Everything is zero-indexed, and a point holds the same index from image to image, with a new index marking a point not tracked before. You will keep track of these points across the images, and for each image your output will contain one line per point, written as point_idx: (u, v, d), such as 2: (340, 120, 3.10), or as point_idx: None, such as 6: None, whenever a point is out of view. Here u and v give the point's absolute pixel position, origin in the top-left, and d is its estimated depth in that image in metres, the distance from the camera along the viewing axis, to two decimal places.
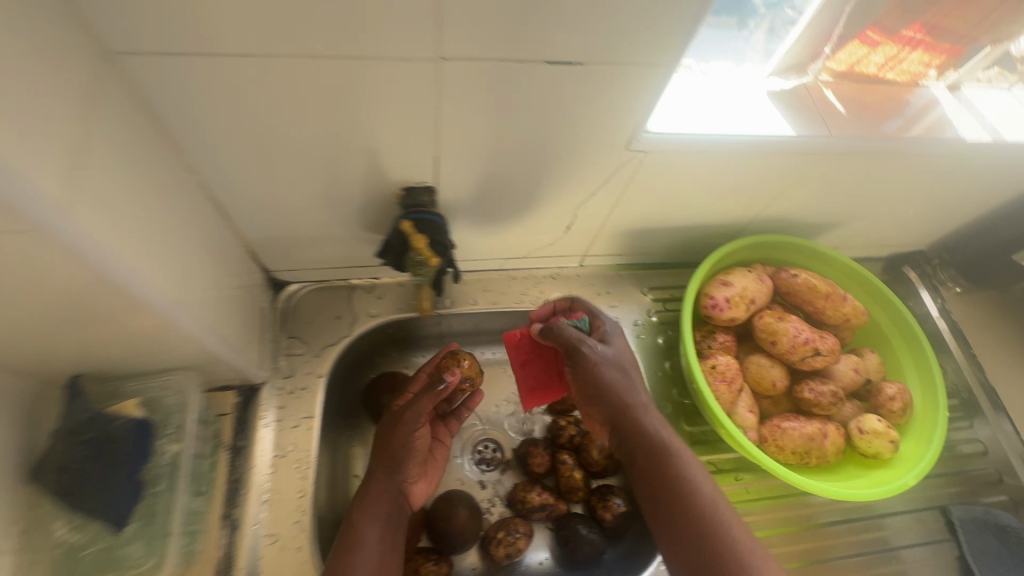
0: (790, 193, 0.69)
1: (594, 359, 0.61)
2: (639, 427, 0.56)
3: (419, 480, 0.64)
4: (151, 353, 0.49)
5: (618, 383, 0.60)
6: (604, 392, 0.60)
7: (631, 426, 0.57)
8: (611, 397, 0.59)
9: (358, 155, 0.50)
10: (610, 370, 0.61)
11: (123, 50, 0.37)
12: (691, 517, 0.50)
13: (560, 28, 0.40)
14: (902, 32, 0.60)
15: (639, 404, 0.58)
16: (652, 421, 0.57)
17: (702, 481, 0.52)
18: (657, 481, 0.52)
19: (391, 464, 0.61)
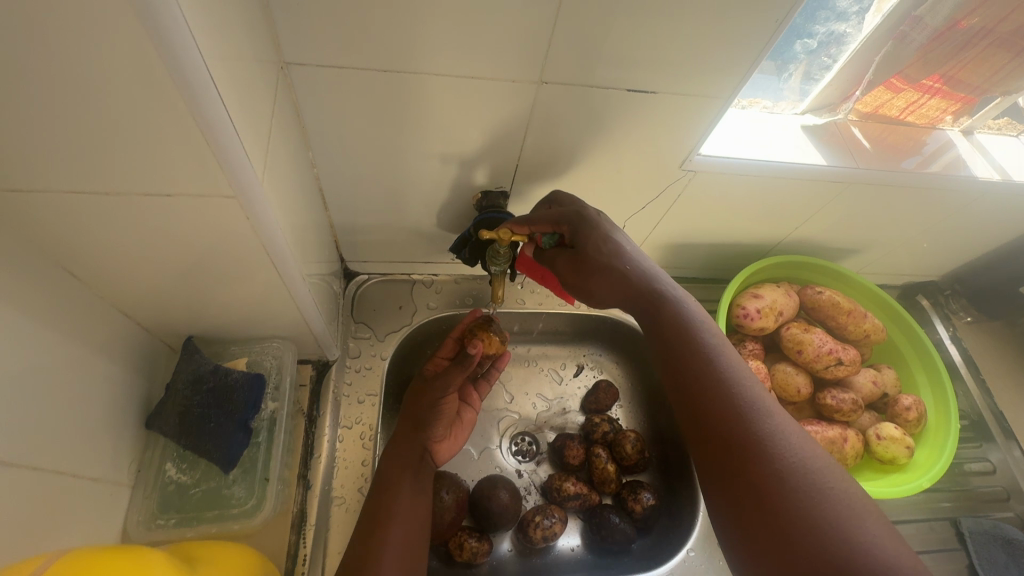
0: (817, 218, 0.76)
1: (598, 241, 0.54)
2: (676, 323, 0.51)
3: (444, 441, 0.66)
4: (262, 319, 0.56)
5: (630, 252, 0.55)
6: (610, 271, 0.54)
7: (662, 314, 0.52)
8: (625, 285, 0.54)
9: (452, 160, 0.59)
10: (630, 259, 0.54)
11: (291, 62, 0.46)
12: (716, 392, 0.45)
13: (642, 62, 0.50)
14: (922, 82, 0.66)
15: (665, 298, 0.53)
16: (687, 310, 0.52)
17: (717, 347, 0.49)
18: (688, 365, 0.48)
19: (419, 425, 0.64)
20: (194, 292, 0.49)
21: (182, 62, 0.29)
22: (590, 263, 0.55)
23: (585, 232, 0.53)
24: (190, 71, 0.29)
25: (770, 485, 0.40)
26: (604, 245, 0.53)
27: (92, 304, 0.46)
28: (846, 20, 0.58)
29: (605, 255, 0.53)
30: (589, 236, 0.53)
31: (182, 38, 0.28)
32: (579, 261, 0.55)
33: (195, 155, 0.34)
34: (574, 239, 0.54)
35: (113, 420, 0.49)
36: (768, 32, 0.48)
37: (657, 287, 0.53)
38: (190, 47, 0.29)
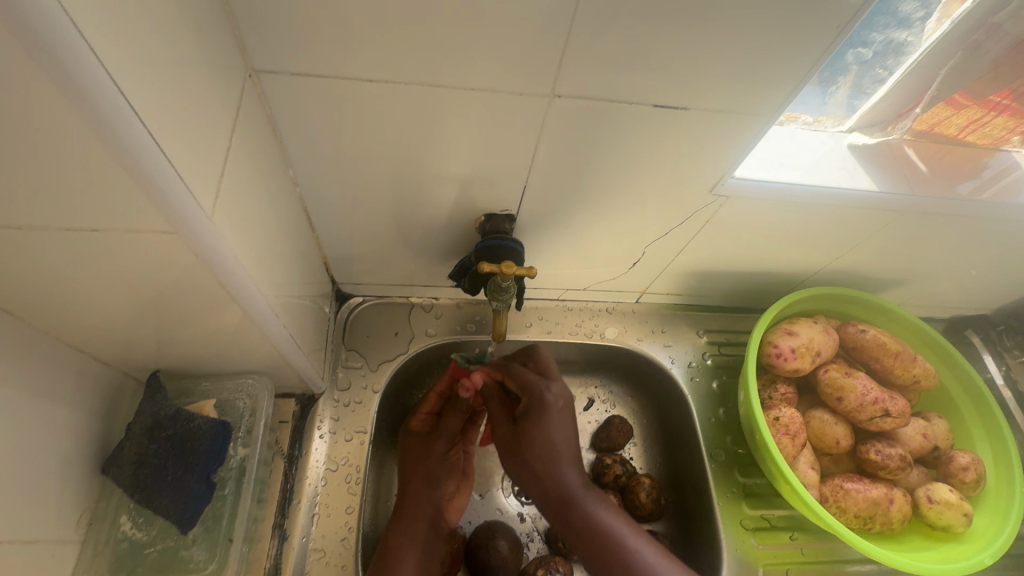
0: (863, 247, 0.68)
1: (552, 419, 0.52)
2: (546, 449, 0.51)
3: (454, 495, 0.62)
4: (234, 354, 0.50)
5: (558, 448, 0.52)
6: (542, 471, 0.51)
7: (576, 516, 0.51)
8: (552, 487, 0.52)
9: (451, 180, 0.52)
10: (561, 440, 0.52)
11: (261, 69, 0.40)
12: (614, 554, 0.50)
13: (674, 74, 0.43)
14: (989, 98, 0.56)
15: (574, 497, 0.51)
16: (607, 520, 0.51)
17: (616, 524, 0.51)
18: (588, 538, 0.51)
19: (427, 484, 0.59)
20: (155, 329, 0.44)
21: (75, 72, 0.23)
22: (524, 443, 0.52)
23: (534, 418, 0.53)
24: (89, 87, 0.23)
25: None
26: (549, 397, 0.53)
27: (34, 341, 0.40)
28: (908, 27, 0.50)
29: (546, 423, 0.52)
30: (537, 423, 0.52)
31: (73, 43, 0.22)
32: (518, 443, 0.53)
33: (116, 187, 0.28)
34: (526, 430, 0.52)
35: (62, 470, 0.44)
36: (820, 39, 0.41)
37: (571, 481, 0.52)
38: (84, 54, 0.23)
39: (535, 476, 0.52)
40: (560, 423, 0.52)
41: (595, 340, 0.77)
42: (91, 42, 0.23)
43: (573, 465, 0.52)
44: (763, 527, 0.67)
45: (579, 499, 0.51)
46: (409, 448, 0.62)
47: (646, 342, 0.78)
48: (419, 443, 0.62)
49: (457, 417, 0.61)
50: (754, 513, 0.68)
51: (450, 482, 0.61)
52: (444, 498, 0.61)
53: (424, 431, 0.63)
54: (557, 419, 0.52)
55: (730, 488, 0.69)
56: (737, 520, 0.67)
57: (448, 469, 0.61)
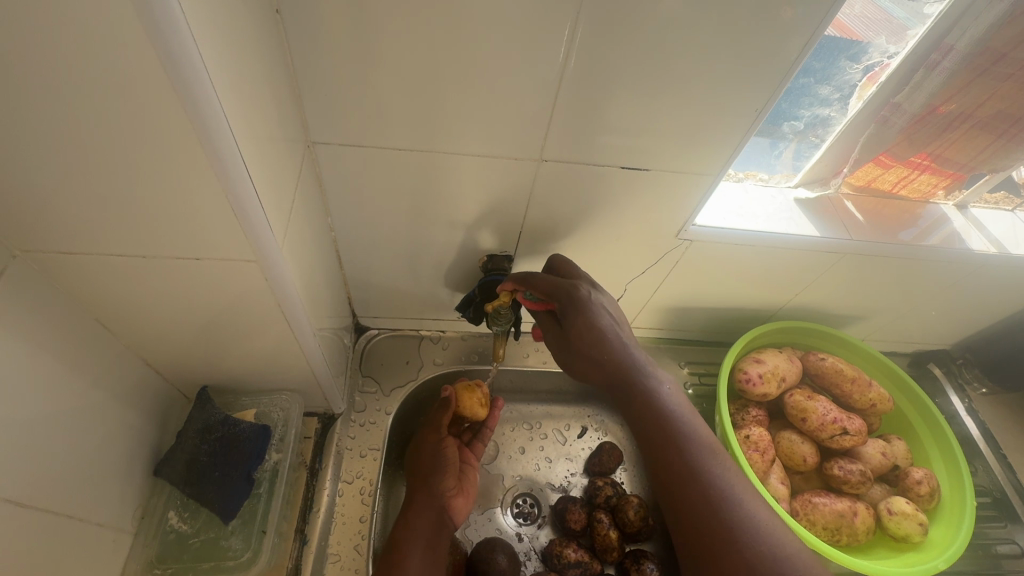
0: (819, 285, 0.78)
1: (605, 297, 0.55)
2: (592, 325, 0.52)
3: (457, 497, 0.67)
4: (273, 372, 0.58)
5: (607, 324, 0.53)
6: (599, 346, 0.52)
7: (641, 395, 0.50)
8: (610, 362, 0.52)
9: (459, 227, 0.63)
10: (608, 317, 0.53)
11: (315, 141, 0.51)
12: (682, 464, 0.46)
13: (637, 143, 0.54)
14: (910, 159, 0.68)
15: (640, 375, 0.51)
16: (665, 395, 0.50)
17: (676, 401, 0.50)
18: (653, 427, 0.49)
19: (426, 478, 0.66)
20: (212, 346, 0.53)
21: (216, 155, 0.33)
22: (571, 326, 0.54)
23: (575, 305, 0.53)
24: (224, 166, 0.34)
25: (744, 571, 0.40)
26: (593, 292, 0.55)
27: (116, 351, 0.49)
28: (829, 104, 0.62)
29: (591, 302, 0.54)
30: (583, 311, 0.53)
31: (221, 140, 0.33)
32: (569, 332, 0.54)
33: (223, 228, 0.38)
34: (573, 321, 0.53)
35: (124, 466, 0.51)
36: (750, 119, 0.53)
37: (637, 357, 0.52)
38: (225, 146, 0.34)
39: (583, 350, 0.53)
40: (609, 305, 0.54)
41: None
42: (233, 131, 0.33)
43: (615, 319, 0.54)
44: None
45: (644, 370, 0.52)
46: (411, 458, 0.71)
47: None
48: (419, 449, 0.71)
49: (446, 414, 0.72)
50: None
51: (451, 481, 0.67)
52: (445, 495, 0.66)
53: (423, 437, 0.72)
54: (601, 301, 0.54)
55: None
56: None
57: (444, 465, 0.67)
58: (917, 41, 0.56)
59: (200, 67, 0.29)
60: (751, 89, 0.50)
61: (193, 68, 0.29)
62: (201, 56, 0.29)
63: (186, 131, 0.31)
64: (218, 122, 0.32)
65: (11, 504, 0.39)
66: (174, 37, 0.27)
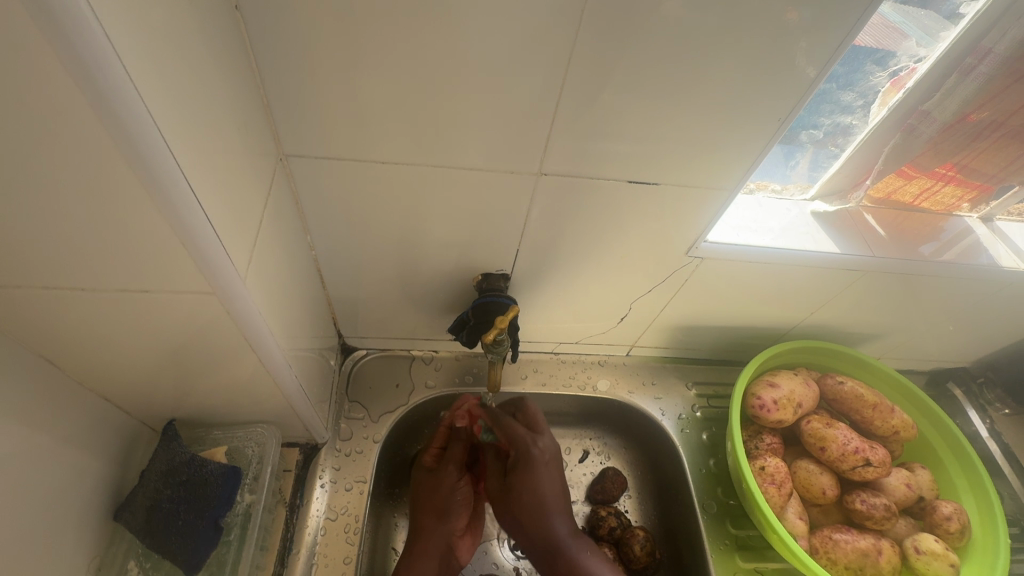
0: (835, 303, 0.73)
1: (542, 464, 0.61)
2: (535, 492, 0.60)
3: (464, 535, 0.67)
4: (246, 405, 0.53)
5: (548, 493, 0.61)
6: (537, 522, 0.59)
7: (566, 560, 0.59)
8: (543, 535, 0.60)
9: (451, 244, 0.58)
10: (548, 486, 0.61)
11: (290, 153, 0.47)
12: None
13: (645, 154, 0.49)
14: (935, 170, 0.63)
15: (562, 545, 0.59)
16: (594, 565, 0.59)
17: (601, 571, 0.58)
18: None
19: (439, 516, 0.65)
20: (176, 379, 0.48)
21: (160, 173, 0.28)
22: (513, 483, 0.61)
23: (525, 470, 0.61)
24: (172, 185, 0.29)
25: None
26: (534, 451, 0.62)
27: (67, 387, 0.44)
28: (852, 112, 0.57)
29: (544, 468, 0.61)
30: (529, 474, 0.61)
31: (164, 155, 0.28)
32: (510, 493, 0.61)
33: (175, 256, 0.33)
34: (519, 481, 0.61)
35: (76, 515, 0.46)
36: (770, 129, 0.48)
37: (560, 530, 0.60)
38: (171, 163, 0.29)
39: (519, 510, 0.61)
40: (546, 473, 0.61)
41: (588, 392, 0.80)
42: (170, 143, 0.28)
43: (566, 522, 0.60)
44: None
45: (568, 546, 0.59)
46: (417, 484, 0.69)
47: (637, 394, 0.81)
48: (426, 479, 0.68)
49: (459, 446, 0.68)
50: (747, 565, 0.68)
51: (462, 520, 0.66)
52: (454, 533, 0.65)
53: (433, 465, 0.69)
54: (545, 469, 0.61)
55: (722, 539, 0.70)
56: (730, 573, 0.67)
57: (457, 504, 0.66)
58: (951, 42, 0.51)
59: (114, 63, 0.24)
60: (773, 95, 0.45)
61: (105, 65, 0.24)
62: (118, 54, 0.24)
63: (117, 146, 0.26)
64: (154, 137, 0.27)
65: None
66: (76, 26, 0.22)
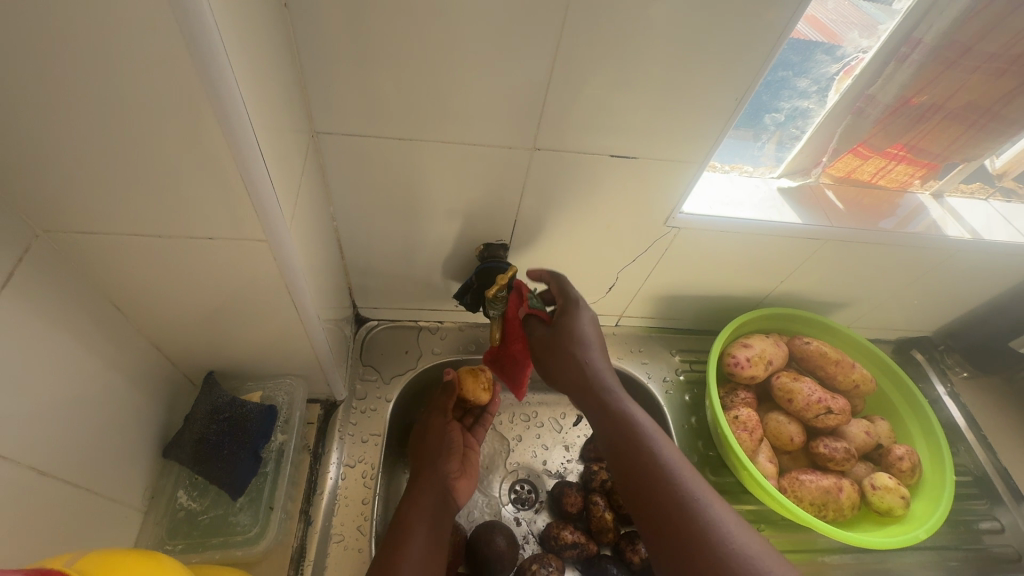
0: (802, 273, 0.81)
1: (585, 312, 0.62)
2: (568, 334, 0.61)
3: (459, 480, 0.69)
4: (278, 356, 0.60)
5: (586, 335, 0.61)
6: (572, 354, 0.60)
7: (604, 396, 0.56)
8: (581, 370, 0.58)
9: (455, 216, 0.65)
10: (588, 328, 0.61)
11: (320, 131, 0.54)
12: (636, 459, 0.50)
13: (626, 132, 0.57)
14: (886, 150, 0.71)
15: (607, 387, 0.56)
16: (629, 409, 0.54)
17: (644, 419, 0.54)
18: (612, 424, 0.54)
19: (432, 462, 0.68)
20: (220, 329, 0.55)
21: (242, 142, 0.36)
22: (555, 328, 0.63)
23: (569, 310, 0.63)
24: (247, 153, 0.36)
25: (675, 520, 0.46)
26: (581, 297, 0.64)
27: (128, 333, 0.51)
28: (808, 97, 0.65)
29: (576, 314, 0.62)
30: (571, 314, 0.62)
31: (244, 127, 0.35)
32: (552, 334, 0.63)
33: (237, 209, 0.40)
34: (564, 320, 0.62)
35: (135, 445, 0.53)
36: (729, 108, 0.55)
37: (596, 361, 0.58)
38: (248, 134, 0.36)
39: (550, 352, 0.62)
40: (587, 315, 0.62)
41: None
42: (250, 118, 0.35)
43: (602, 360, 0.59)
44: None
45: (609, 386, 0.57)
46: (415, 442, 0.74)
47: (625, 360, 0.88)
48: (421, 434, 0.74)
49: (449, 398, 0.75)
50: None
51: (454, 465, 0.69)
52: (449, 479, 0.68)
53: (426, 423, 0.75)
54: (587, 310, 0.63)
55: None
56: None
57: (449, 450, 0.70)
58: (889, 34, 0.59)
59: (218, 48, 0.31)
60: (732, 79, 0.52)
61: (212, 54, 0.31)
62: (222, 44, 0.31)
63: (203, 113, 0.34)
64: (236, 111, 0.34)
65: (35, 472, 0.41)
66: (195, 23, 0.29)
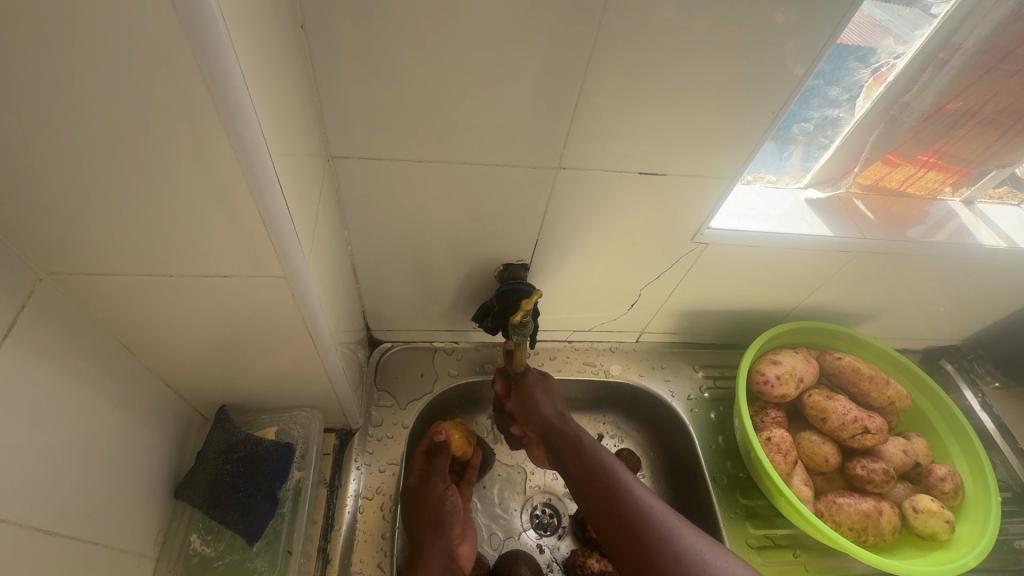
0: (829, 286, 0.78)
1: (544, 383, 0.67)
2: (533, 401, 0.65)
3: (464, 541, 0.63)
4: (293, 389, 0.58)
5: (548, 399, 0.65)
6: (540, 410, 0.63)
7: (577, 444, 0.59)
8: (546, 423, 0.62)
9: (475, 237, 0.63)
10: (548, 397, 0.65)
11: (335, 155, 0.51)
12: (605, 498, 0.53)
13: (656, 148, 0.54)
14: (918, 157, 0.69)
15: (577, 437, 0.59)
16: (601, 457, 0.57)
17: (613, 462, 0.56)
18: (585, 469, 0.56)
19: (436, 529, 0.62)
20: (233, 364, 0.52)
21: (260, 175, 0.33)
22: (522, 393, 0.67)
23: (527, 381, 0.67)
24: (267, 187, 0.34)
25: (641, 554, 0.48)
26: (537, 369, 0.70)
27: (138, 371, 0.49)
28: (839, 105, 0.62)
29: (541, 391, 0.66)
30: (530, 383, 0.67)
31: (263, 161, 0.33)
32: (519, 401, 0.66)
33: (254, 245, 0.38)
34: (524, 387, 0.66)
35: (147, 489, 0.51)
36: (764, 124, 0.53)
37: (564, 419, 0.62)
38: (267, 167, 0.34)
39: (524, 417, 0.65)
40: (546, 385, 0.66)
41: (601, 376, 0.84)
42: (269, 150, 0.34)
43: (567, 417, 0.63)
44: (767, 545, 0.72)
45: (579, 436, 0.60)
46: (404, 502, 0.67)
47: (648, 377, 0.85)
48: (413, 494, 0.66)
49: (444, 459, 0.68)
50: (757, 532, 0.73)
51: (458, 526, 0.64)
52: (455, 542, 0.63)
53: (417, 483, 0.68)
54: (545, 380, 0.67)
55: (733, 509, 0.74)
56: (742, 540, 0.72)
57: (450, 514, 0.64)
58: (925, 41, 0.56)
59: (237, 80, 0.29)
60: (768, 92, 0.50)
61: (232, 84, 0.29)
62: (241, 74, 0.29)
63: (221, 147, 0.31)
64: (256, 143, 0.32)
65: (43, 531, 0.38)
66: (209, 53, 0.27)
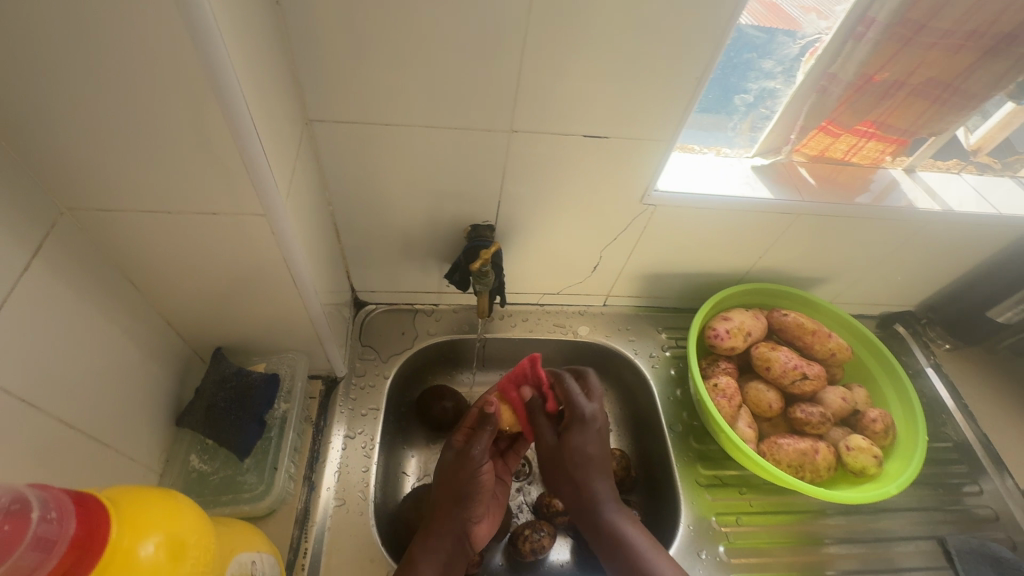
0: (778, 249, 0.84)
1: (593, 431, 0.69)
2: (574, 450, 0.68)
3: (483, 519, 0.67)
4: (280, 332, 0.65)
5: (592, 454, 0.68)
6: (583, 471, 0.67)
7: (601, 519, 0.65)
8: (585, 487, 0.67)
9: (443, 198, 0.70)
10: (592, 447, 0.69)
11: (312, 119, 0.59)
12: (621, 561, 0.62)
13: (597, 112, 0.60)
14: (855, 127, 0.75)
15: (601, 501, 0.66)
16: (626, 532, 0.63)
17: (632, 533, 0.63)
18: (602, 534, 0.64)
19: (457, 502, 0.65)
20: (226, 305, 0.60)
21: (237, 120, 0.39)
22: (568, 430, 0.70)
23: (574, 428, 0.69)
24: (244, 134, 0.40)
25: None
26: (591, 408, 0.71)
27: (143, 307, 0.56)
28: (774, 77, 0.69)
29: (586, 436, 0.69)
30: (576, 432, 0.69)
31: (238, 108, 0.39)
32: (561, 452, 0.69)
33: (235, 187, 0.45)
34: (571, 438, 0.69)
35: (151, 411, 0.58)
36: (692, 87, 0.59)
37: (599, 488, 0.67)
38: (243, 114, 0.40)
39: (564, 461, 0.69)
40: (594, 433, 0.69)
41: (569, 336, 0.91)
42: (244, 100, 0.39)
43: (604, 481, 0.67)
44: (715, 484, 0.78)
45: (604, 504, 0.66)
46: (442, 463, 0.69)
47: (614, 337, 0.92)
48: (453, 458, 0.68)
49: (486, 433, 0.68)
50: (707, 473, 0.79)
51: (479, 507, 0.66)
52: (472, 520, 0.65)
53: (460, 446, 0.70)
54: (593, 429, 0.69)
55: (687, 453, 0.81)
56: (693, 480, 0.78)
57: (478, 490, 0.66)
58: (846, 14, 0.62)
59: (212, 33, 0.35)
60: (692, 58, 0.56)
61: (209, 38, 0.35)
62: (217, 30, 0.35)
63: (203, 95, 0.38)
64: (231, 91, 0.38)
65: (63, 426, 0.46)
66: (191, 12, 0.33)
